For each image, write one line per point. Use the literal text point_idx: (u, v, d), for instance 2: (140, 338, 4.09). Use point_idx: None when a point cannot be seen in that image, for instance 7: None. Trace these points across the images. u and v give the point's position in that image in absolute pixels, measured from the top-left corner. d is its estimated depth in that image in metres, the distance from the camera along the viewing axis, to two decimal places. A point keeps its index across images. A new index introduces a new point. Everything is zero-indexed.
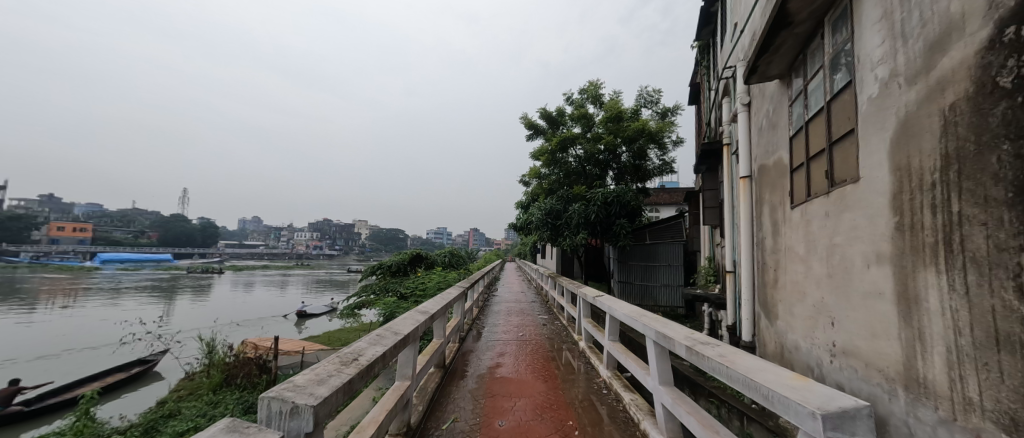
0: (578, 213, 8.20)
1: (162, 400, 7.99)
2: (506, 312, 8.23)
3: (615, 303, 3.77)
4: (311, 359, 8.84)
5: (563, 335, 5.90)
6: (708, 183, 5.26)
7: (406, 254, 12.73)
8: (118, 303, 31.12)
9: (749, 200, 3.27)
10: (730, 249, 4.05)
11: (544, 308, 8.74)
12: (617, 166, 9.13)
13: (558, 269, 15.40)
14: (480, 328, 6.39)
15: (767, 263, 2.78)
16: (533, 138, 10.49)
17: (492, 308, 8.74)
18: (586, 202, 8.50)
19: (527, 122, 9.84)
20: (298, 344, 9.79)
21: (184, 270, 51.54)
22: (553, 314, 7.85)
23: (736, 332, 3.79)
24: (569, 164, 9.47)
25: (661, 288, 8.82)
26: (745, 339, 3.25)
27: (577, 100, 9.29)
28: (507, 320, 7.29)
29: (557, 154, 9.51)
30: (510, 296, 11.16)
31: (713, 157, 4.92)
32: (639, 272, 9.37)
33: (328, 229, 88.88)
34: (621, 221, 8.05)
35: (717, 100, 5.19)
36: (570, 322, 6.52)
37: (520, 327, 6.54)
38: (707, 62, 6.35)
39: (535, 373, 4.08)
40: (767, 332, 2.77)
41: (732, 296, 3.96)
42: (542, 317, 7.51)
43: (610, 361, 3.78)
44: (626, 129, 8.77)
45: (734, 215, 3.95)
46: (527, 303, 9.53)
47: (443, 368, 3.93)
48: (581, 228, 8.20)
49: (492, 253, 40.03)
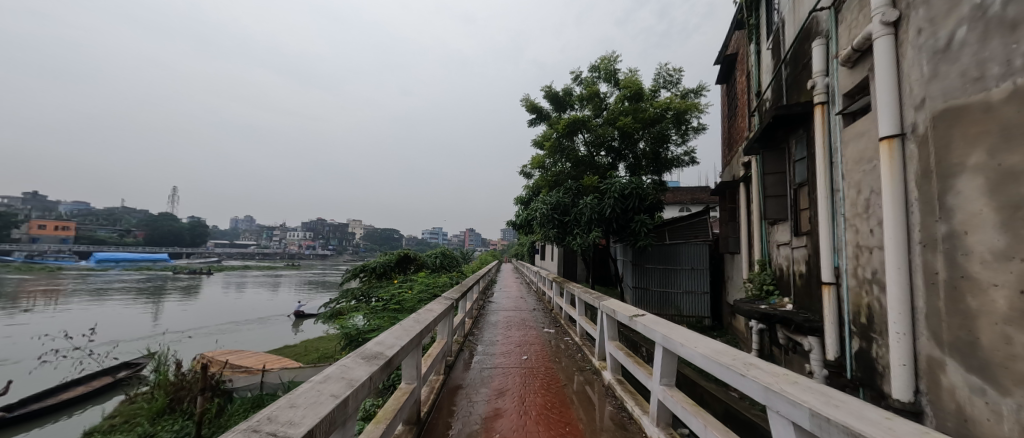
0: (590, 207, 6.99)
1: (90, 431, 6.64)
2: (504, 324, 6.95)
3: (675, 328, 2.51)
4: (274, 378, 7.41)
5: (578, 360, 4.64)
6: (769, 165, 4.07)
7: (392, 255, 11.38)
8: (94, 305, 29.52)
9: (897, 173, 2.05)
10: (829, 253, 2.85)
11: (549, 319, 7.51)
12: (633, 155, 7.93)
13: (558, 272, 14.22)
14: (473, 348, 5.13)
15: (982, 279, 1.57)
16: (535, 125, 9.24)
17: (488, 318, 7.48)
18: (599, 195, 7.28)
19: (528, 104, 8.59)
20: (263, 359, 8.37)
21: (169, 270, 49.88)
22: (561, 327, 6.63)
23: (855, 374, 2.56)
24: (579, 153, 8.23)
25: (683, 295, 7.75)
26: (892, 395, 2.05)
27: (588, 78, 8.04)
28: (505, 335, 6.02)
29: (563, 140, 8.26)
30: (508, 302, 9.92)
31: (784, 129, 3.70)
32: (657, 276, 8.15)
33: (322, 229, 87.53)
34: (641, 216, 6.84)
35: (785, 56, 3.96)
36: (584, 340, 5.30)
37: (523, 347, 5.27)
38: (755, 19, 5.12)
39: (551, 428, 2.84)
40: (979, 401, 1.57)
41: (834, 320, 2.76)
42: (549, 332, 6.28)
43: (662, 416, 2.56)
44: (646, 110, 7.51)
45: (841, 203, 2.74)
46: (528, 312, 8.29)
47: (417, 425, 2.66)
48: (594, 225, 6.98)
49: (489, 253, 39.27)
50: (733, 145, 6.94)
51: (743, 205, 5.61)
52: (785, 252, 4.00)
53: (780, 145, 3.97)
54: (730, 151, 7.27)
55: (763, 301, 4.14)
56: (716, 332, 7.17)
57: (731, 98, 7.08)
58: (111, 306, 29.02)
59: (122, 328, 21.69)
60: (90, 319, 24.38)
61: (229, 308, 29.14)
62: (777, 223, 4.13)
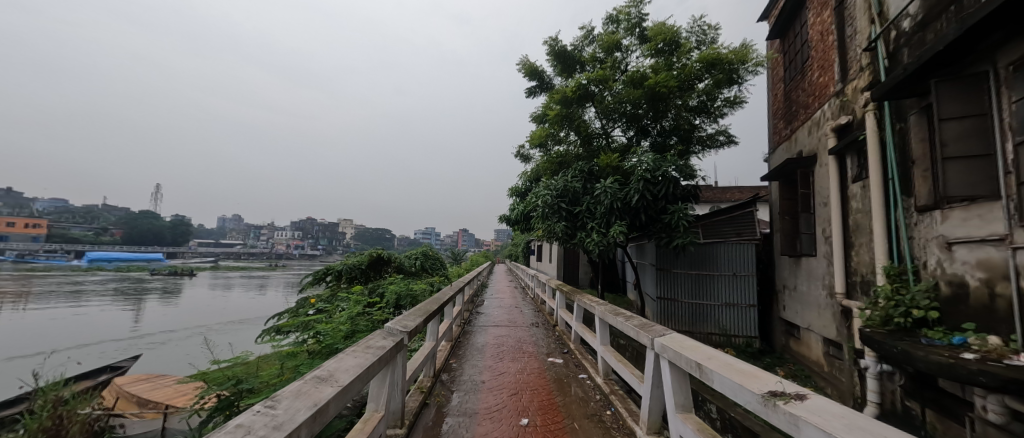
0: (609, 192, 5.27)
1: None
2: (494, 350, 5.15)
3: None
4: (182, 422, 5.68)
5: (612, 430, 2.86)
6: (942, 108, 2.42)
7: (364, 255, 9.53)
8: (51, 306, 27.24)
9: None
10: None
11: (553, 341, 5.70)
12: (660, 129, 6.23)
13: (559, 275, 12.47)
14: (443, 402, 3.33)
15: None
16: (536, 95, 7.49)
17: (473, 340, 5.69)
18: (620, 179, 5.55)
19: (529, 67, 6.84)
20: (181, 391, 6.53)
21: (143, 270, 47.26)
22: (572, 355, 4.85)
23: None
24: (590, 127, 6.51)
25: (724, 308, 6.10)
26: None
27: (604, 31, 6.28)
28: (494, 371, 4.20)
29: (572, 110, 6.50)
30: (500, 313, 8.09)
31: (1006, 30, 2.03)
32: (688, 285, 6.42)
33: (311, 228, 85.03)
34: (677, 205, 5.14)
35: None
36: (613, 384, 3.53)
37: (520, 396, 3.50)
38: None
39: None
40: None
41: None
42: (556, 365, 4.45)
43: None
44: (683, 66, 5.66)
45: None
46: (525, 329, 6.51)
47: None
48: (615, 218, 5.28)
49: (483, 253, 37.58)
50: (796, 115, 5.27)
51: (835, 189, 3.95)
52: (980, 255, 2.31)
53: (971, 72, 2.32)
54: (787, 125, 5.60)
55: (931, 338, 2.45)
56: (770, 359, 5.51)
57: (792, 55, 5.42)
58: (75, 308, 26.89)
59: (70, 333, 19.49)
60: (43, 322, 22.21)
61: (202, 310, 27.11)
62: (953, 207, 2.47)
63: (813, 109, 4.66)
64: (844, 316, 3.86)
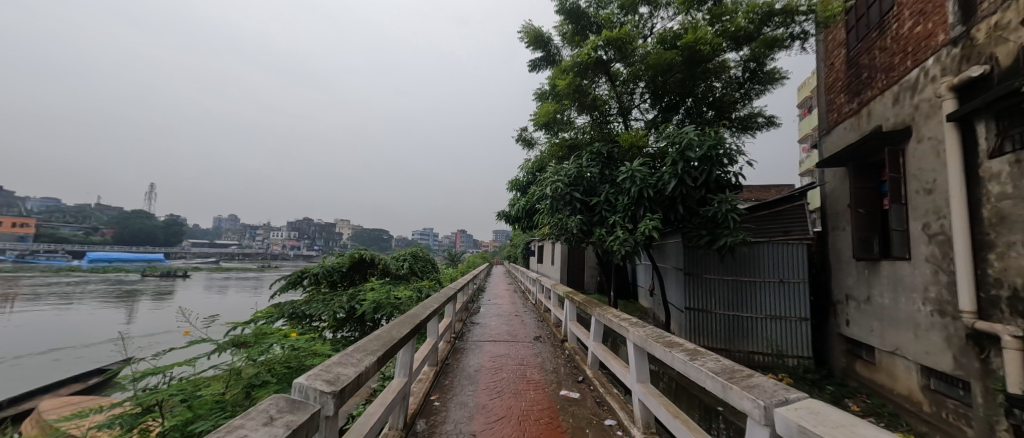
0: (635, 178, 4.20)
1: None
2: (489, 377, 4.05)
3: None
4: None
5: None
6: None
7: (345, 256, 8.40)
8: (34, 307, 26.28)
9: None
10: None
11: (563, 363, 4.60)
12: (690, 105, 5.19)
13: (562, 280, 11.40)
14: None
15: None
16: (539, 70, 6.42)
17: (465, 362, 4.59)
18: (649, 162, 4.51)
19: (531, 34, 5.78)
20: None
21: (133, 270, 46.16)
22: (590, 385, 3.76)
23: None
24: (606, 103, 5.45)
25: (769, 322, 5.06)
26: None
27: None
28: (489, 415, 3.10)
29: (585, 82, 5.41)
30: (497, 324, 6.99)
31: None
32: (723, 294, 5.35)
33: (307, 228, 83.83)
34: (721, 195, 4.07)
35: None
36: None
37: None
38: None
39: None
40: None
41: None
42: (571, 404, 3.36)
43: None
44: (724, 23, 4.63)
45: None
46: (527, 346, 5.41)
47: None
48: (643, 210, 4.21)
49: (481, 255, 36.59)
50: (868, 82, 4.23)
51: (957, 168, 2.90)
52: None
53: None
54: (853, 96, 4.53)
55: None
56: (833, 387, 4.44)
57: (861, 8, 4.36)
58: (58, 309, 25.86)
59: (47, 335, 18.53)
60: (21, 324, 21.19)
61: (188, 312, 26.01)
62: None
63: (906, 68, 3.59)
64: (975, 343, 2.78)
